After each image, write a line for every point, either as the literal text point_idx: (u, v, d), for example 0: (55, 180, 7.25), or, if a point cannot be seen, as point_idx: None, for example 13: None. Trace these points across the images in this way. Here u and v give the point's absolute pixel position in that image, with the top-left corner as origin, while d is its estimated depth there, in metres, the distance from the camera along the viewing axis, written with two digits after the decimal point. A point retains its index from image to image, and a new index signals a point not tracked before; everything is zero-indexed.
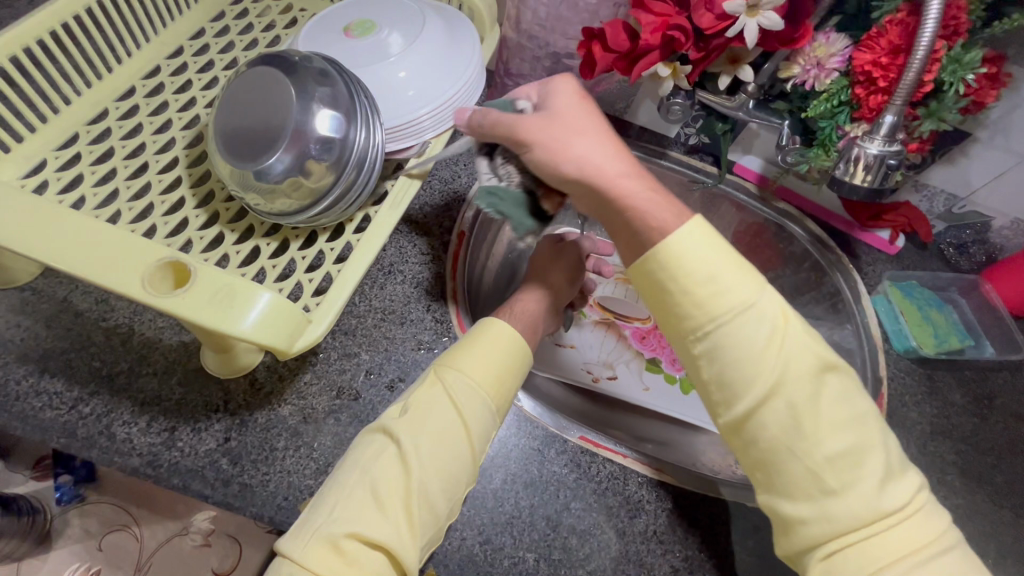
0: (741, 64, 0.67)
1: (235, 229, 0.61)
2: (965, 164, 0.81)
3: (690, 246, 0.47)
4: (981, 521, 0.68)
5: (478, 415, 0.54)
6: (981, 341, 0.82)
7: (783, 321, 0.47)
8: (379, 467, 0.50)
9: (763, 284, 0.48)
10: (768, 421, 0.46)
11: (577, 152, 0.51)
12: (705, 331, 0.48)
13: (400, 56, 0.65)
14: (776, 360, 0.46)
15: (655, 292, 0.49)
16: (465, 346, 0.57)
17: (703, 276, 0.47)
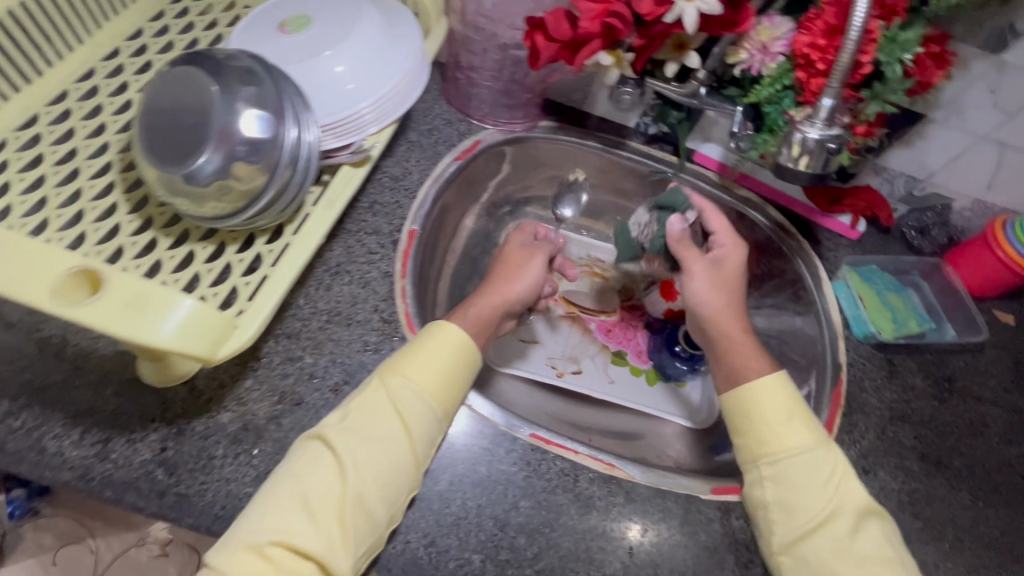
0: (687, 50, 0.65)
1: (170, 233, 0.59)
2: (922, 146, 0.80)
3: (771, 396, 0.59)
4: (941, 505, 0.68)
5: (421, 420, 0.54)
6: (943, 324, 0.81)
7: (842, 471, 0.57)
8: (316, 474, 0.50)
9: (822, 437, 0.59)
10: (831, 546, 0.53)
11: (697, 291, 0.69)
12: (774, 464, 0.57)
13: (335, 50, 0.63)
14: (843, 493, 0.56)
15: (749, 433, 0.59)
16: (412, 350, 0.57)
17: (781, 420, 0.58)
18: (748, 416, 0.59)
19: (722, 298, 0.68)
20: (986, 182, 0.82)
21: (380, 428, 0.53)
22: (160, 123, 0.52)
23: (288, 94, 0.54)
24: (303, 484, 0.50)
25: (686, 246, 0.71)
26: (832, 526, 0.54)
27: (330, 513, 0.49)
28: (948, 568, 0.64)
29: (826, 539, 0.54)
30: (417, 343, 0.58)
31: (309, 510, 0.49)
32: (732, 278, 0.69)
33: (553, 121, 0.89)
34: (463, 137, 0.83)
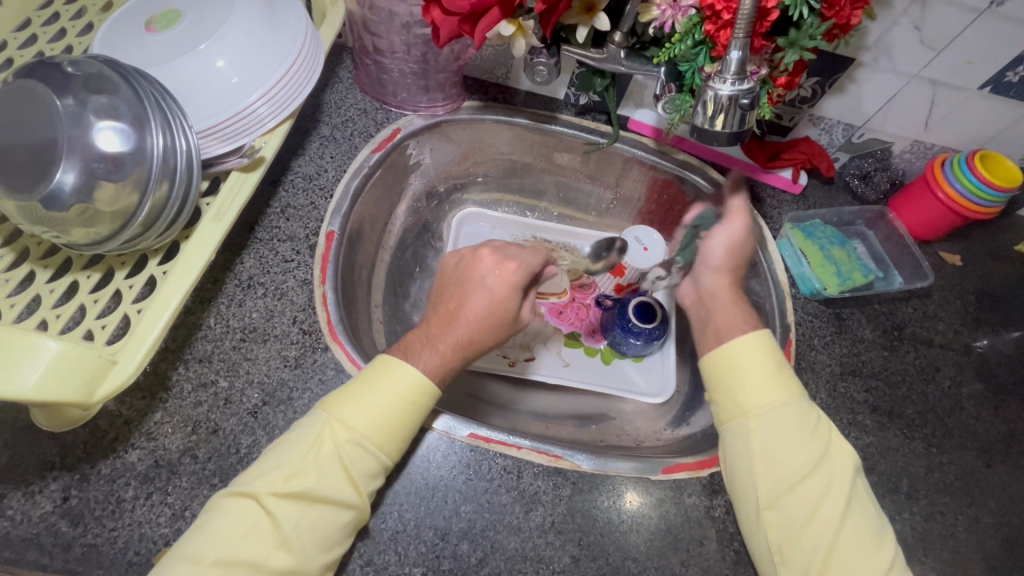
0: (596, 12, 0.61)
1: (49, 264, 0.54)
2: (856, 92, 0.75)
3: (750, 355, 0.59)
4: (895, 456, 0.67)
5: (371, 473, 0.52)
6: (890, 272, 0.80)
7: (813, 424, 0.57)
8: (251, 536, 0.47)
9: (795, 391, 0.59)
10: (805, 504, 0.54)
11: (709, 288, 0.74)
12: (757, 420, 0.57)
13: (211, 43, 0.58)
14: (819, 446, 0.56)
15: (730, 391, 0.59)
16: (360, 392, 0.53)
17: (761, 377, 0.59)
18: (731, 373, 0.59)
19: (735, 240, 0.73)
20: (923, 123, 0.78)
21: (328, 489, 0.49)
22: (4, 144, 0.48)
23: (154, 100, 0.50)
24: (234, 548, 0.47)
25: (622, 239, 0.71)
26: (811, 477, 0.55)
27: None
28: (904, 519, 0.64)
29: (803, 495, 0.54)
30: (367, 386, 0.54)
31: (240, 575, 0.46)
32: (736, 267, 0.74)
33: (477, 100, 0.84)
34: (380, 127, 0.78)
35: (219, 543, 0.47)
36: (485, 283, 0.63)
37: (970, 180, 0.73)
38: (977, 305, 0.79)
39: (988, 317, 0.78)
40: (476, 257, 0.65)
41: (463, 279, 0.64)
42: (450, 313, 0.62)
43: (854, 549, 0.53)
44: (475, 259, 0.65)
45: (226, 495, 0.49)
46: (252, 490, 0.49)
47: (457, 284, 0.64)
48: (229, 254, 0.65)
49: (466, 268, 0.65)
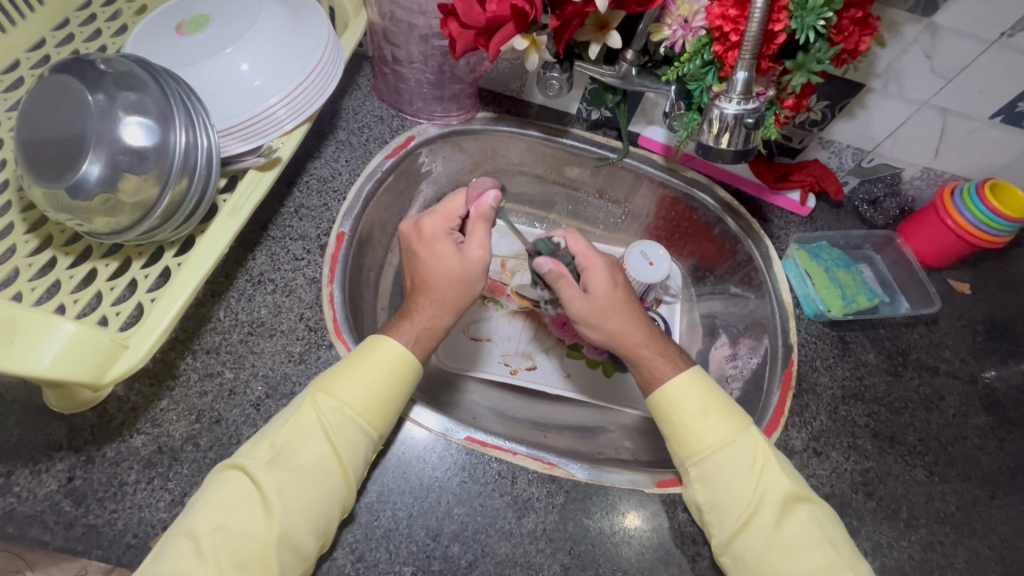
0: (609, 30, 0.63)
1: (70, 252, 0.57)
2: (865, 117, 0.76)
3: (688, 394, 0.60)
4: (895, 482, 0.67)
5: (356, 442, 0.53)
6: (896, 298, 0.80)
7: (765, 456, 0.58)
8: (244, 507, 0.49)
9: (742, 427, 0.59)
10: (764, 542, 0.54)
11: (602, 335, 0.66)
12: (701, 460, 0.58)
13: (237, 48, 0.60)
14: (769, 480, 0.56)
15: (672, 433, 0.60)
16: (345, 370, 0.55)
17: (702, 415, 0.59)
18: (670, 418, 0.60)
19: (631, 313, 0.66)
20: (933, 150, 0.78)
21: (314, 460, 0.51)
22: (40, 138, 0.50)
23: (178, 99, 0.52)
24: (229, 520, 0.48)
25: (563, 281, 0.65)
26: (764, 513, 0.55)
27: (253, 552, 0.47)
28: (902, 547, 0.63)
29: (759, 530, 0.55)
30: (353, 366, 0.56)
31: (234, 548, 0.47)
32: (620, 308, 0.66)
33: (490, 111, 0.86)
34: (395, 134, 0.81)
35: (215, 520, 0.48)
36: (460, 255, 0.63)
37: (979, 210, 0.73)
38: (984, 335, 0.79)
39: (995, 348, 0.78)
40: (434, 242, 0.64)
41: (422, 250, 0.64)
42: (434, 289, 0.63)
43: None
44: (433, 236, 0.64)
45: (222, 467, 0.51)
46: (246, 462, 0.51)
47: (411, 262, 0.65)
48: (242, 250, 0.67)
49: (421, 239, 0.64)
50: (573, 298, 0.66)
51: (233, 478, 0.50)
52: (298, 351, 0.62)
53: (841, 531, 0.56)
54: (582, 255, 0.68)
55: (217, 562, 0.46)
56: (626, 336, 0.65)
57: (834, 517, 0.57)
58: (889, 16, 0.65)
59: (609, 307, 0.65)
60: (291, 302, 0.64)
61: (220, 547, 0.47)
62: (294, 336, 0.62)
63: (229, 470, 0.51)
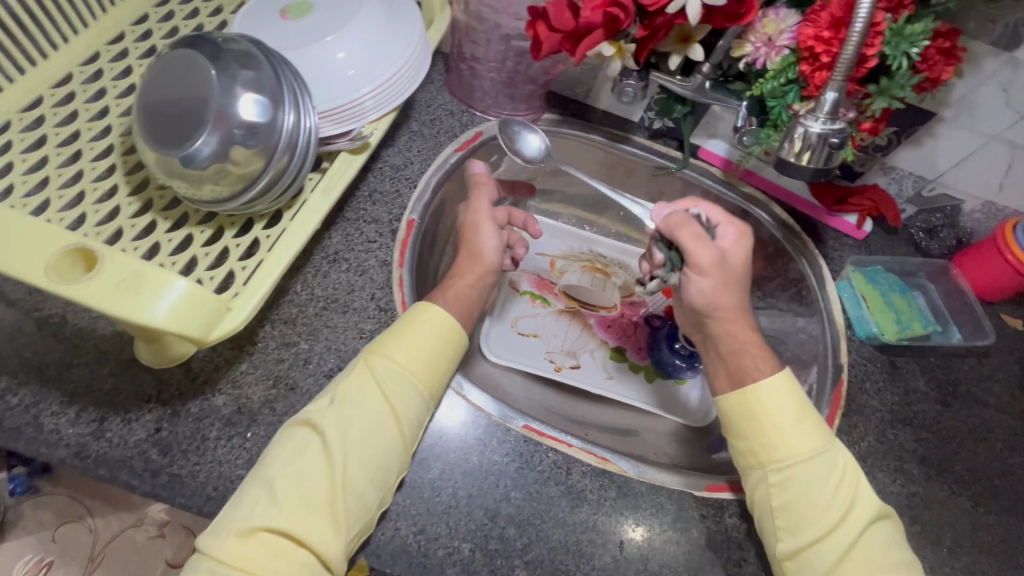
0: (691, 43, 0.65)
1: (168, 217, 0.60)
2: (932, 145, 0.77)
3: (778, 399, 0.59)
4: (940, 510, 0.67)
5: (410, 401, 0.54)
6: (949, 327, 0.80)
7: (850, 470, 0.58)
8: (308, 459, 0.50)
9: (830, 442, 0.59)
10: (837, 558, 0.54)
11: (694, 288, 0.66)
12: (785, 468, 0.57)
13: (336, 37, 0.63)
14: (853, 494, 0.56)
15: (754, 437, 0.59)
16: (399, 334, 0.57)
17: (791, 422, 0.58)
18: (755, 418, 0.59)
19: (738, 287, 0.66)
20: (997, 183, 0.79)
21: (373, 417, 0.52)
22: (161, 97, 0.54)
23: (287, 80, 0.55)
24: (295, 469, 0.49)
25: (685, 229, 0.65)
26: (841, 529, 0.55)
27: (319, 501, 0.49)
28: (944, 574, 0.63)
29: (834, 544, 0.55)
30: (405, 329, 0.57)
31: (301, 497, 0.48)
32: (728, 282, 0.65)
33: (555, 114, 0.89)
34: (466, 128, 0.83)
35: (281, 470, 0.49)
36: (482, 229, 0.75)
37: None
38: None
39: None
40: (474, 198, 0.75)
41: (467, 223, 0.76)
42: (469, 257, 0.73)
43: None
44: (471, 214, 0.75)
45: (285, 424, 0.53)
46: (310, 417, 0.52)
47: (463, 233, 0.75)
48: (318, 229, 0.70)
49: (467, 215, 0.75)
50: (703, 279, 0.65)
51: (298, 433, 0.51)
52: (369, 329, 0.64)
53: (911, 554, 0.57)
54: (725, 223, 0.68)
55: (287, 510, 0.48)
56: (733, 311, 0.66)
57: (904, 540, 0.58)
58: (970, 47, 0.66)
59: (733, 276, 0.66)
60: (363, 281, 0.67)
61: (286, 496, 0.48)
62: (364, 314, 0.65)
63: (294, 426, 0.52)
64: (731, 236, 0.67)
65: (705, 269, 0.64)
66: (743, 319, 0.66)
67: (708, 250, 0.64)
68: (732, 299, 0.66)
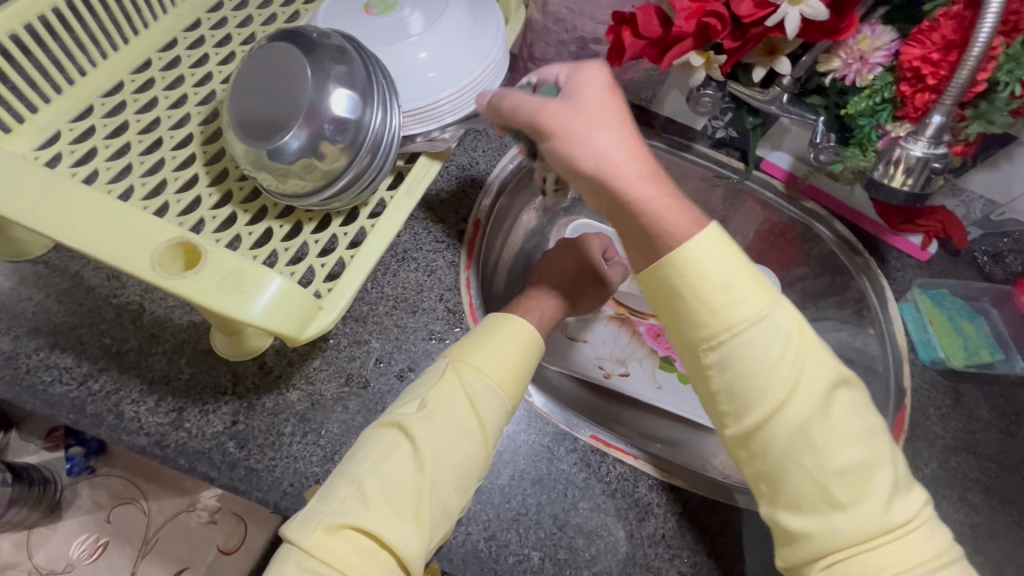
0: (778, 56, 0.64)
1: (248, 209, 0.60)
2: (1008, 170, 0.76)
3: (706, 254, 0.47)
4: (1003, 541, 0.66)
5: (493, 408, 0.54)
6: (1012, 354, 0.78)
7: (799, 328, 0.48)
8: (396, 460, 0.50)
9: (776, 298, 0.48)
10: (803, 447, 0.46)
11: (597, 146, 0.48)
12: (724, 344, 0.47)
13: (421, 36, 0.62)
14: (808, 366, 0.47)
15: (683, 308, 0.48)
16: (482, 342, 0.57)
17: (722, 287, 0.47)
18: (678, 287, 0.48)
19: (631, 130, 0.49)
20: None
21: (460, 422, 0.52)
22: (256, 80, 0.54)
23: (377, 79, 0.55)
24: (383, 469, 0.50)
25: (525, 105, 0.52)
26: (796, 402, 0.47)
27: (407, 503, 0.48)
28: None
29: (792, 424, 0.47)
30: (487, 337, 0.57)
31: (390, 498, 0.48)
32: (626, 127, 0.49)
33: None
34: None
35: (370, 470, 0.49)
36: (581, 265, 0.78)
37: None
38: None
39: None
40: (576, 248, 0.80)
41: (567, 253, 0.79)
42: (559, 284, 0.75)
43: (854, 479, 0.46)
44: (573, 249, 0.79)
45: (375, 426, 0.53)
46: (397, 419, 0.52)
47: (558, 261, 0.78)
48: None
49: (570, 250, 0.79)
50: (560, 145, 0.49)
51: (386, 434, 0.52)
52: (438, 331, 0.64)
53: (880, 420, 0.50)
54: (579, 72, 0.52)
55: (376, 510, 0.48)
56: (619, 154, 0.48)
57: (873, 404, 0.50)
58: None
59: (604, 105, 0.49)
60: (432, 281, 0.67)
61: (375, 495, 0.48)
62: (433, 314, 0.65)
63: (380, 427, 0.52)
64: (595, 64, 0.52)
65: (569, 139, 0.48)
66: (657, 173, 0.49)
67: (597, 75, 0.51)
68: (645, 157, 0.49)
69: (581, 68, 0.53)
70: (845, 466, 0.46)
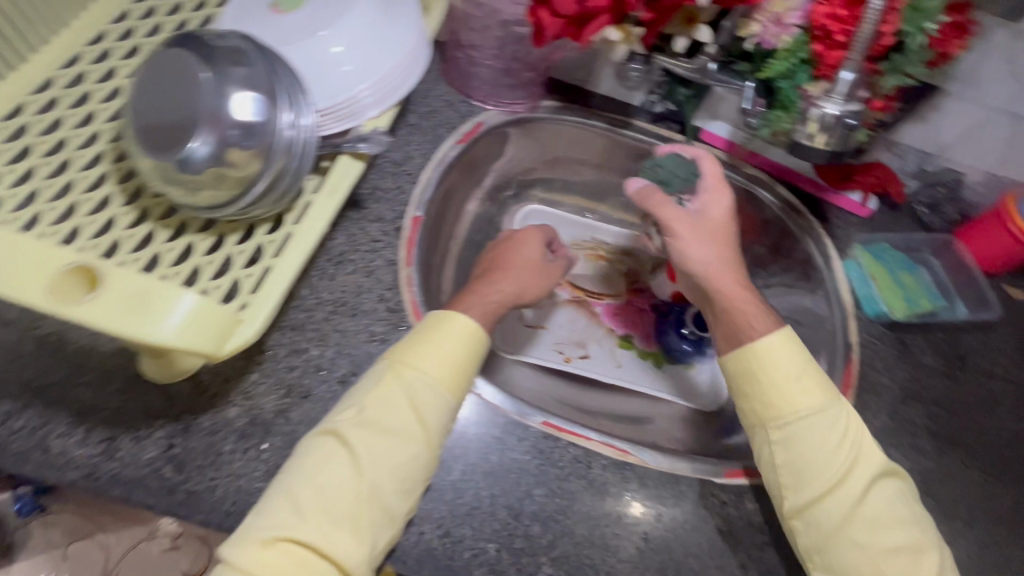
0: (696, 24, 0.64)
1: (167, 225, 0.57)
2: (935, 120, 0.79)
3: (778, 353, 0.60)
4: (954, 483, 0.68)
5: (436, 410, 0.53)
6: (954, 302, 0.80)
7: (851, 423, 0.59)
8: (334, 469, 0.50)
9: (833, 398, 0.59)
10: (867, 528, 0.55)
11: (696, 261, 0.67)
12: (789, 424, 0.58)
13: (331, 30, 0.60)
14: (853, 445, 0.58)
15: (755, 399, 0.60)
16: (422, 342, 0.56)
17: (791, 376, 0.59)
18: (754, 374, 0.60)
19: (722, 245, 0.68)
20: (997, 156, 0.81)
21: (400, 426, 0.52)
22: (150, 95, 0.51)
23: (283, 79, 0.53)
24: (319, 479, 0.50)
25: (662, 206, 0.67)
26: (847, 482, 0.56)
27: (345, 511, 0.49)
28: (960, 546, 0.65)
29: (837, 500, 0.55)
30: (427, 338, 0.56)
31: (326, 508, 0.49)
32: (715, 237, 0.68)
33: (555, 101, 0.87)
34: (463, 120, 0.81)
35: (307, 480, 0.50)
36: (527, 259, 0.73)
37: None
38: None
39: None
40: (522, 241, 0.74)
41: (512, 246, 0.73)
42: (502, 277, 0.69)
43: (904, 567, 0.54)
44: (520, 241, 0.74)
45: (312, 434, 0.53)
46: (336, 426, 0.52)
47: (501, 253, 0.73)
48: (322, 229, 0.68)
49: (514, 243, 0.74)
50: (682, 244, 0.67)
51: (324, 442, 0.52)
52: (381, 333, 0.63)
53: (927, 517, 0.58)
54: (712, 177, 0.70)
55: (311, 520, 0.49)
56: (715, 268, 0.66)
57: (916, 498, 0.59)
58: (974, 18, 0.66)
59: (716, 229, 0.68)
60: (371, 282, 0.66)
61: (311, 506, 0.49)
62: (375, 316, 0.64)
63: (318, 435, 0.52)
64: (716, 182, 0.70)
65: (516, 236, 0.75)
66: (749, 286, 0.66)
67: (718, 199, 0.70)
68: (735, 265, 0.67)
69: (699, 159, 0.72)
70: (881, 558, 0.54)
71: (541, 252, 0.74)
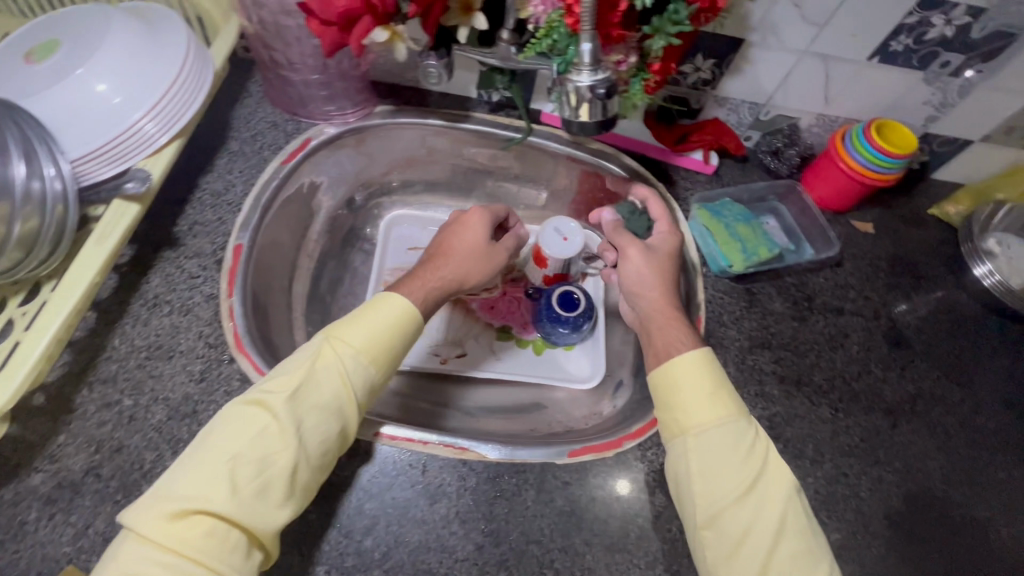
0: (472, 12, 0.62)
1: None
2: (751, 71, 0.77)
3: (692, 369, 0.58)
4: (801, 424, 0.69)
5: (361, 384, 0.54)
6: (801, 244, 0.82)
7: (762, 439, 0.56)
8: (260, 440, 0.49)
9: (744, 411, 0.57)
10: (769, 536, 0.52)
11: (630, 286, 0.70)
12: (697, 434, 0.55)
13: (88, 67, 0.58)
14: (764, 459, 0.55)
15: (667, 406, 0.58)
16: (360, 317, 0.56)
17: (707, 393, 0.57)
18: (672, 386, 0.57)
19: (655, 270, 0.69)
20: (823, 97, 0.80)
21: (327, 398, 0.52)
22: None
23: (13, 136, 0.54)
24: (243, 447, 0.49)
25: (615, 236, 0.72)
26: (756, 492, 0.53)
27: (269, 478, 0.49)
28: (809, 484, 0.66)
29: (742, 513, 0.53)
30: (371, 314, 0.56)
31: (241, 478, 0.48)
32: (661, 267, 0.69)
33: (388, 104, 0.84)
34: (290, 138, 0.79)
35: (228, 450, 0.49)
36: (477, 240, 0.68)
37: (868, 151, 0.75)
38: (888, 270, 0.81)
39: (899, 282, 0.80)
40: (465, 225, 0.69)
41: (456, 228, 0.69)
42: (453, 256, 0.67)
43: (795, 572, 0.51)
44: (465, 222, 0.69)
45: (239, 403, 0.52)
46: (261, 399, 0.51)
47: (446, 233, 0.69)
48: (135, 275, 0.67)
49: (459, 221, 0.69)
50: (627, 265, 0.70)
51: (248, 414, 0.51)
52: (200, 372, 0.61)
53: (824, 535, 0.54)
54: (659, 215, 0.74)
55: (219, 496, 0.47)
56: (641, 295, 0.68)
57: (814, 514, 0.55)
58: None
59: (663, 257, 0.70)
60: (189, 320, 0.64)
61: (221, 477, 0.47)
62: (192, 355, 0.62)
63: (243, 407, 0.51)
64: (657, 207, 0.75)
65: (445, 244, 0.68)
66: (678, 315, 0.65)
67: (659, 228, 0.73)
68: (660, 285, 0.68)
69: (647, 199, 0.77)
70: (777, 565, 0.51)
71: (486, 235, 0.69)
